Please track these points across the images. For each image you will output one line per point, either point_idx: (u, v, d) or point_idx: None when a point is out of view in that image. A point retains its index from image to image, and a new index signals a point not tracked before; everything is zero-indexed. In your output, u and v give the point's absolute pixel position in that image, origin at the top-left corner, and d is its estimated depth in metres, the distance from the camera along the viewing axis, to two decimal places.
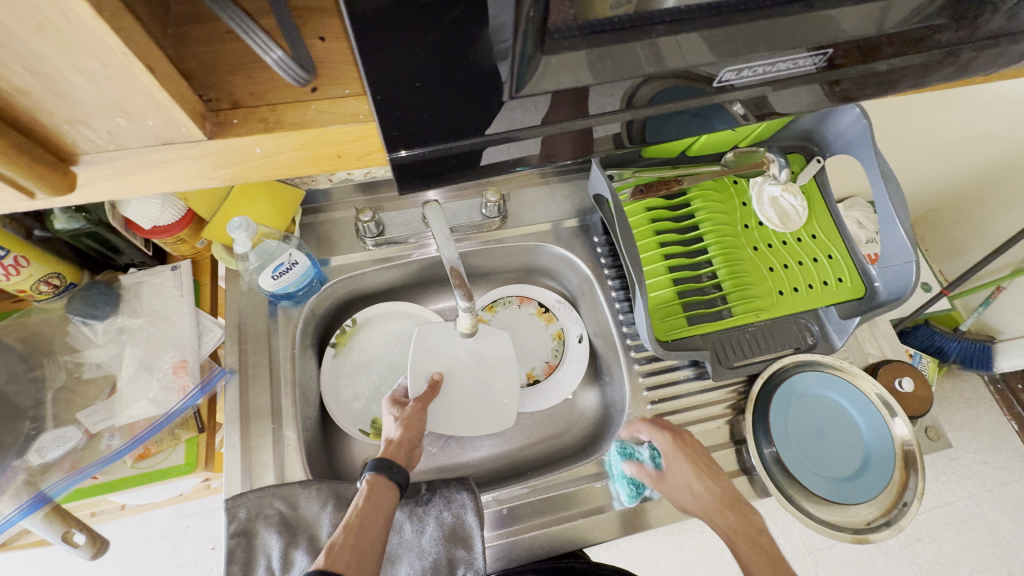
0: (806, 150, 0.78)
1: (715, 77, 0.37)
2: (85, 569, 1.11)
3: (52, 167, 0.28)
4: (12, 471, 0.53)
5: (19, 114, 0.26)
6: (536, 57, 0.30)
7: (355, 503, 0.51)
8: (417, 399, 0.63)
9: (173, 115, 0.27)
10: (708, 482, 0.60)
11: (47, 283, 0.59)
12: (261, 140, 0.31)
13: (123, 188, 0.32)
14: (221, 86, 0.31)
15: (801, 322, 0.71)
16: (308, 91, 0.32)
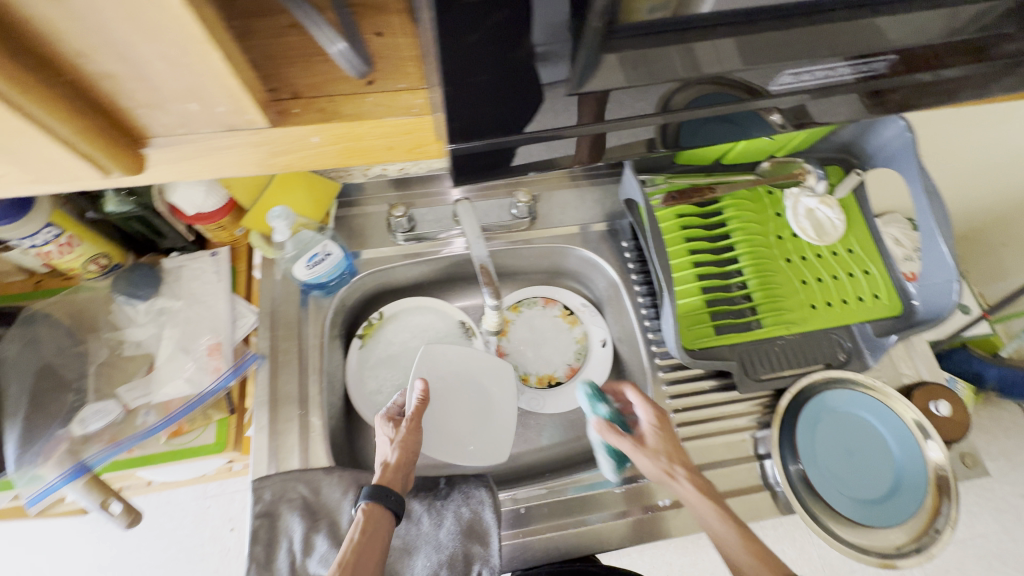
0: (845, 162, 0.76)
1: (773, 80, 0.38)
2: (110, 541, 1.15)
3: (126, 148, 0.30)
4: (56, 440, 0.56)
5: (102, 98, 0.27)
6: (598, 56, 0.31)
7: (350, 536, 0.50)
8: (415, 418, 0.60)
9: (241, 102, 0.29)
10: (676, 450, 0.58)
11: (95, 263, 0.63)
12: (319, 129, 0.32)
13: (186, 172, 0.33)
14: (281, 77, 0.33)
15: (833, 338, 0.69)
16: (365, 83, 0.34)
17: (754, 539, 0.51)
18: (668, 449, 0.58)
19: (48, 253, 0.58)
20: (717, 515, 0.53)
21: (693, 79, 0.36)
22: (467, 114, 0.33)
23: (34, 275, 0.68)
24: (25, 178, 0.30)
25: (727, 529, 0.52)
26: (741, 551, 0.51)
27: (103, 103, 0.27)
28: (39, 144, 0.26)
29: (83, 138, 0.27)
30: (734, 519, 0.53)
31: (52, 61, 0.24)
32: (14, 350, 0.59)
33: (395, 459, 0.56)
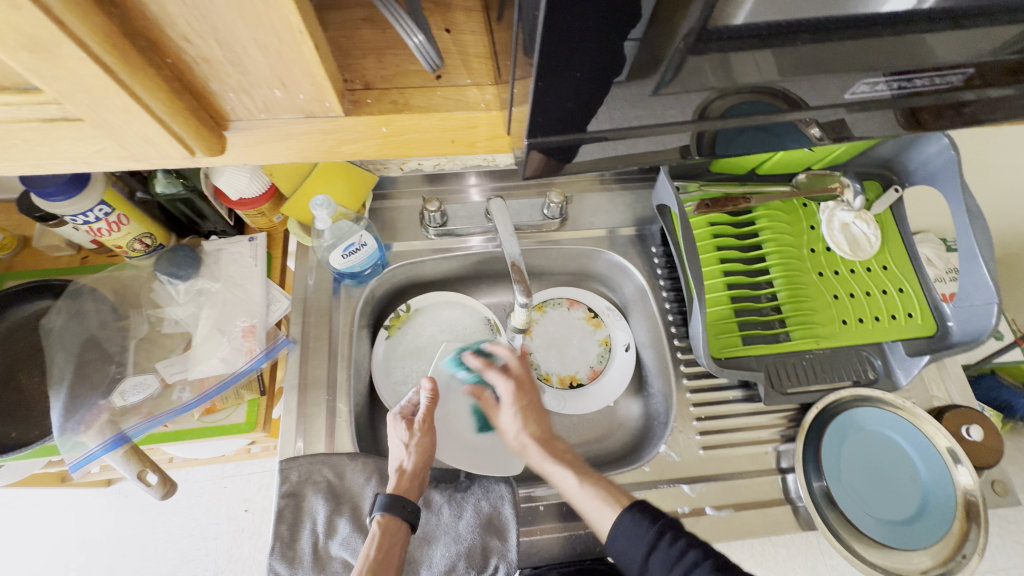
0: (884, 178, 0.75)
1: (850, 88, 0.36)
2: (130, 513, 1.19)
3: (210, 130, 0.31)
4: (98, 410, 0.59)
5: (195, 82, 0.28)
6: (682, 58, 0.30)
7: (365, 552, 0.52)
8: (429, 421, 0.61)
9: (322, 90, 0.30)
10: (530, 417, 0.63)
11: (141, 242, 0.65)
12: (390, 121, 0.33)
13: (257, 157, 0.35)
14: (354, 69, 0.34)
15: (863, 355, 0.68)
16: (434, 78, 0.35)
17: (591, 488, 0.56)
18: (523, 419, 0.63)
19: (98, 231, 0.60)
20: (559, 470, 0.59)
21: (745, 88, 0.34)
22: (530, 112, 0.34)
23: (81, 250, 0.71)
24: (113, 155, 0.31)
25: (569, 482, 0.58)
26: (591, 499, 0.55)
27: (195, 86, 0.28)
28: (135, 121, 0.27)
29: (175, 118, 0.28)
30: (576, 471, 0.58)
31: (157, 43, 0.25)
32: (60, 321, 0.62)
33: (412, 467, 0.58)
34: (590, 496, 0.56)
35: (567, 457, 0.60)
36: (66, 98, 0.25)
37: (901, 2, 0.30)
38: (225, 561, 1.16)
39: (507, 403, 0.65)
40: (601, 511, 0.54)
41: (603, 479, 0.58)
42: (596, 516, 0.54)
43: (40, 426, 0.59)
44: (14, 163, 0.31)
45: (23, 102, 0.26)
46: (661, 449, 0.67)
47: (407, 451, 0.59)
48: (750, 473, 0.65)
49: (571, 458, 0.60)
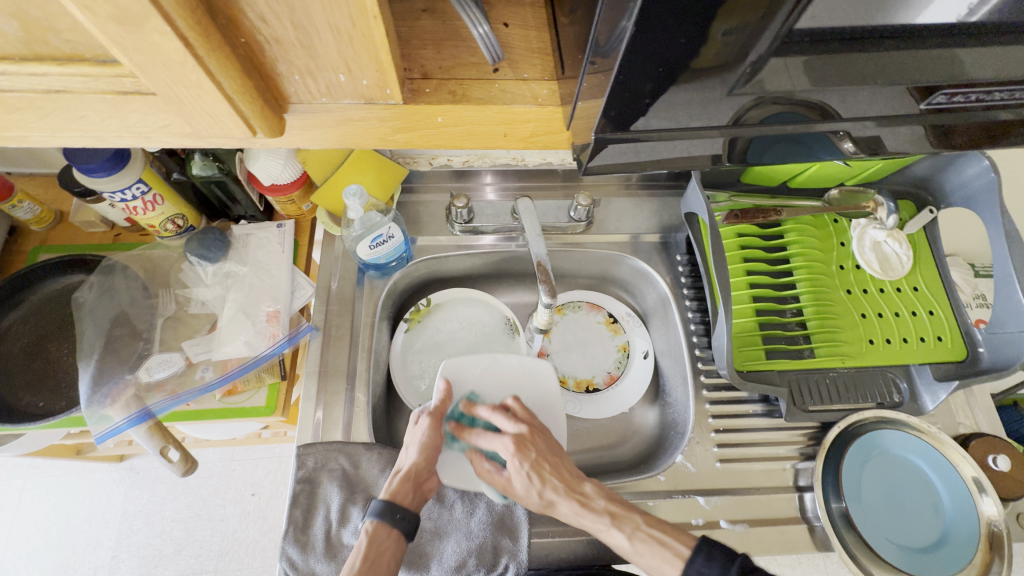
0: (919, 197, 0.74)
1: (925, 99, 0.34)
2: (140, 490, 1.20)
3: (272, 112, 0.31)
4: (125, 385, 0.60)
5: (265, 65, 0.29)
6: (748, 54, 0.29)
7: (351, 563, 0.49)
8: (434, 417, 0.59)
9: (386, 77, 0.30)
10: (546, 472, 0.56)
11: (173, 222, 0.66)
12: (447, 111, 0.33)
13: (309, 141, 0.35)
14: (415, 60, 0.34)
15: (888, 377, 0.67)
16: (492, 71, 0.35)
17: (645, 544, 0.52)
18: (537, 474, 0.55)
19: (134, 208, 0.61)
20: (600, 525, 0.53)
21: (800, 99, 0.33)
22: (585, 110, 0.33)
23: (114, 227, 0.72)
24: (175, 132, 0.31)
25: (619, 539, 0.53)
26: (650, 557, 0.52)
27: (264, 68, 0.29)
28: (205, 99, 0.28)
29: (244, 99, 0.28)
30: (622, 527, 0.53)
31: (235, 23, 0.25)
32: (91, 297, 0.64)
33: (406, 468, 0.56)
34: (646, 554, 0.52)
35: (603, 507, 0.54)
36: (144, 72, 0.26)
37: (936, 15, 0.29)
38: (230, 542, 1.17)
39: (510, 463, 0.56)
40: (661, 568, 0.51)
41: (654, 522, 0.54)
42: (660, 573, 0.51)
43: (67, 398, 0.60)
44: (77, 137, 0.31)
45: (100, 74, 0.26)
46: (677, 459, 0.66)
47: (407, 450, 0.57)
48: (767, 489, 0.65)
49: (610, 510, 0.54)
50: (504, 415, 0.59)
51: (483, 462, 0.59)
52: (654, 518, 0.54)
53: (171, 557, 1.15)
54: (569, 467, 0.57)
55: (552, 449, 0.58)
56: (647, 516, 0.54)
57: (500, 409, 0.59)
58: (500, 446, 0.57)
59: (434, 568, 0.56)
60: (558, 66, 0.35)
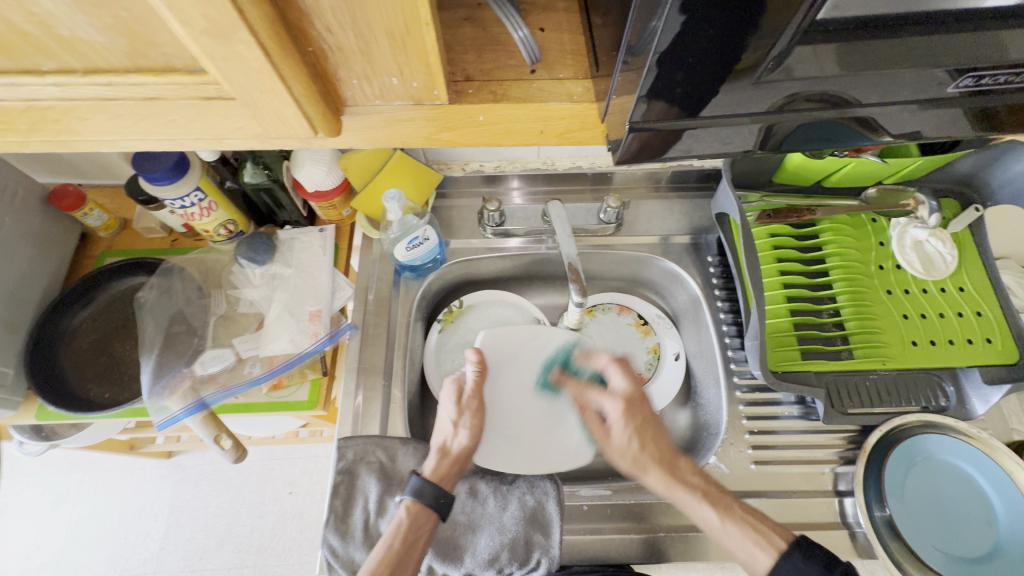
0: (963, 195, 0.71)
1: (954, 83, 0.33)
2: (187, 485, 1.27)
3: (331, 113, 0.34)
4: (182, 378, 0.64)
5: (326, 70, 0.31)
6: (783, 47, 0.29)
7: (389, 541, 0.54)
8: (477, 399, 0.65)
9: (433, 78, 0.32)
10: (647, 438, 0.62)
11: (225, 227, 0.70)
12: (488, 109, 0.35)
13: (360, 141, 0.37)
14: (459, 65, 0.37)
15: (934, 380, 0.64)
16: (530, 72, 0.37)
17: (737, 527, 0.54)
18: (641, 438, 0.62)
19: (191, 215, 0.66)
20: (692, 500, 0.57)
21: (833, 91, 0.34)
22: (619, 105, 0.35)
23: (172, 233, 0.78)
24: (246, 133, 0.34)
25: (709, 515, 0.56)
26: (741, 539, 0.53)
27: (326, 74, 0.31)
28: (277, 102, 0.30)
29: (309, 102, 0.31)
30: (714, 505, 0.56)
31: (305, 33, 0.28)
32: (152, 296, 0.69)
33: (455, 450, 0.61)
34: (737, 536, 0.54)
35: (696, 483, 0.58)
36: (227, 79, 0.29)
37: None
38: (268, 539, 1.22)
39: (615, 420, 0.64)
40: (752, 552, 0.52)
41: (747, 512, 0.55)
42: (749, 558, 0.53)
43: (131, 389, 0.65)
44: (159, 140, 0.35)
45: (189, 82, 0.29)
46: (711, 460, 0.66)
47: (455, 433, 0.63)
48: (805, 493, 0.63)
49: (703, 488, 0.58)
50: (617, 373, 0.66)
51: (591, 411, 0.67)
52: (749, 507, 0.56)
53: (213, 551, 1.20)
54: (665, 440, 0.62)
55: (654, 419, 0.64)
56: (742, 504, 0.56)
57: (617, 364, 0.66)
58: (610, 404, 0.65)
59: (468, 560, 0.58)
60: (593, 65, 0.37)
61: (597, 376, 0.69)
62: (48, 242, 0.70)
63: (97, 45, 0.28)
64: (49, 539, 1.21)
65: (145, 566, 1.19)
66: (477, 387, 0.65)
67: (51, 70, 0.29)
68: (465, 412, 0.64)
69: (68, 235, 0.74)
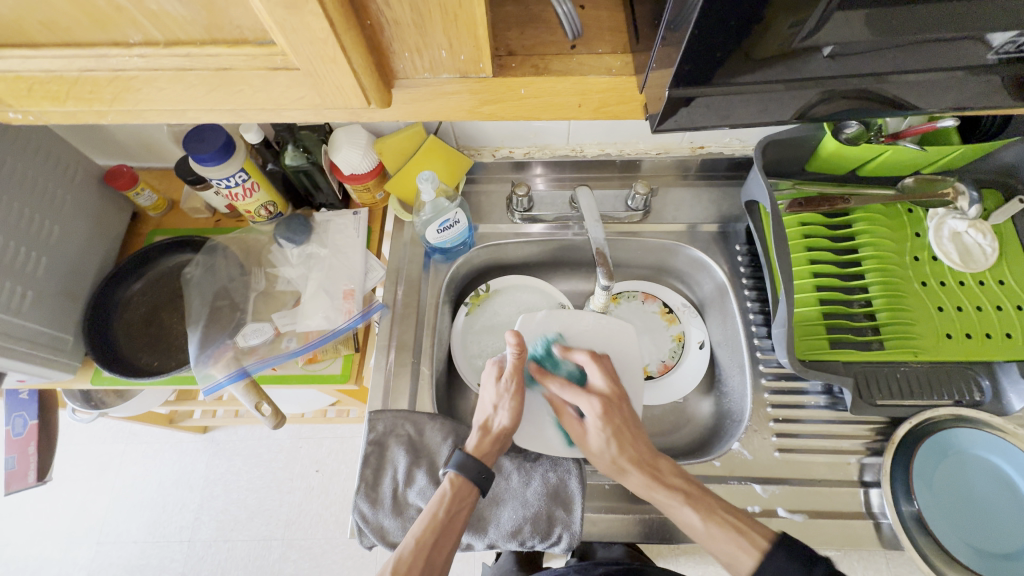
0: (1006, 186, 0.69)
1: (992, 48, 0.32)
2: (221, 459, 1.33)
3: (382, 85, 0.36)
4: (225, 348, 0.68)
5: (380, 42, 0.33)
6: (827, 15, 0.30)
7: (434, 509, 0.56)
8: (515, 381, 0.64)
9: (479, 51, 0.33)
10: (624, 438, 0.61)
11: (265, 208, 0.74)
12: (530, 82, 0.36)
13: (406, 115, 0.39)
14: (502, 40, 0.38)
15: (968, 374, 0.63)
16: (570, 47, 0.38)
17: (720, 530, 0.55)
18: (618, 440, 0.61)
19: (235, 195, 0.69)
20: (673, 501, 0.57)
21: (871, 67, 0.34)
22: (656, 79, 0.35)
23: (215, 214, 0.82)
24: (303, 104, 0.36)
25: (691, 517, 0.56)
26: (724, 542, 0.54)
27: (380, 48, 0.33)
28: (336, 73, 0.32)
29: (365, 73, 0.33)
30: (696, 507, 0.56)
31: (365, 7, 0.30)
32: (198, 273, 0.73)
33: (496, 429, 0.62)
34: (720, 538, 0.55)
35: (678, 486, 0.58)
36: (294, 51, 0.31)
37: None
38: (295, 514, 1.27)
39: (592, 420, 0.62)
40: (734, 554, 0.53)
41: (728, 511, 0.56)
42: (730, 558, 0.54)
43: (177, 359, 0.69)
44: (225, 112, 0.37)
45: (259, 54, 0.32)
46: (734, 446, 0.66)
47: (496, 412, 0.63)
48: (829, 482, 0.63)
49: (684, 490, 0.58)
50: (596, 372, 0.66)
51: (567, 409, 0.66)
52: (728, 506, 0.57)
53: (244, 523, 1.26)
54: (644, 443, 0.62)
55: (632, 421, 0.64)
56: (724, 506, 0.57)
57: (594, 362, 0.66)
58: (586, 403, 0.63)
59: (491, 531, 0.60)
60: (631, 40, 0.38)
61: (576, 373, 0.69)
62: (104, 219, 0.75)
63: (177, 18, 0.30)
64: (93, 504, 1.28)
65: (180, 533, 1.25)
66: (517, 368, 0.64)
67: (137, 43, 0.32)
68: (505, 394, 0.64)
69: (122, 213, 0.78)
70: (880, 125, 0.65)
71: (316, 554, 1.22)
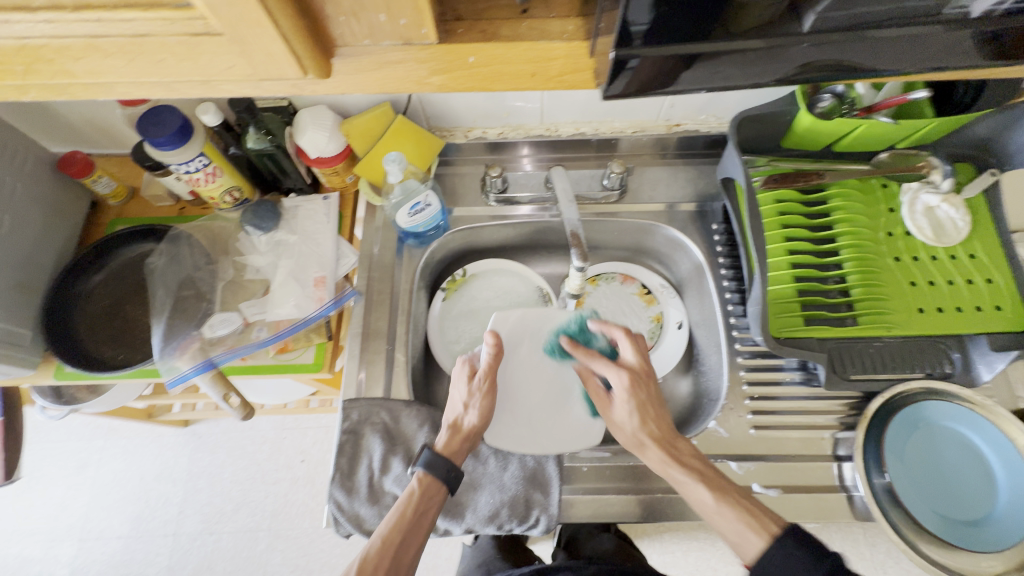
0: (979, 160, 0.69)
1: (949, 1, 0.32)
2: (204, 453, 1.31)
3: (321, 53, 0.34)
4: (191, 339, 0.66)
5: (313, 4, 0.31)
6: None
7: (401, 508, 0.56)
8: (489, 381, 0.62)
9: (420, 15, 0.32)
10: (649, 416, 0.59)
11: (230, 194, 0.71)
12: (478, 50, 0.35)
13: (354, 87, 0.37)
14: (449, 5, 0.36)
15: (940, 348, 0.63)
16: (520, 13, 0.37)
17: (731, 510, 0.53)
18: (641, 416, 0.59)
19: (197, 180, 0.66)
20: (687, 480, 0.56)
21: (830, 25, 0.33)
22: (606, 43, 0.34)
23: (179, 201, 0.79)
24: (237, 74, 0.34)
25: (704, 496, 0.55)
26: (734, 521, 0.53)
27: (313, 11, 0.32)
28: (265, 38, 0.30)
29: (297, 39, 0.31)
30: (710, 487, 0.55)
31: None
32: (161, 262, 0.71)
33: (467, 428, 0.60)
34: (729, 517, 0.53)
35: (695, 467, 0.57)
36: (214, 13, 0.29)
37: None
38: (282, 504, 1.26)
39: (620, 393, 0.61)
40: (742, 534, 0.52)
41: (741, 496, 0.55)
42: (739, 540, 0.52)
43: (143, 351, 0.67)
44: (154, 85, 0.35)
45: (177, 17, 0.29)
46: (710, 424, 0.66)
47: (466, 411, 0.61)
48: (802, 458, 0.64)
49: (700, 470, 0.56)
50: (626, 346, 0.63)
51: (594, 381, 0.65)
52: (744, 492, 0.55)
53: (230, 515, 1.25)
54: (668, 420, 0.60)
55: (659, 398, 0.62)
56: (737, 489, 0.55)
57: (627, 338, 0.63)
58: (614, 375, 0.61)
59: (469, 516, 0.59)
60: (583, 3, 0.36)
61: (605, 347, 0.66)
62: (62, 208, 0.72)
63: None
64: (74, 502, 1.26)
65: (165, 528, 1.24)
66: (490, 370, 0.61)
67: (43, 7, 0.29)
68: (476, 393, 0.62)
69: (80, 202, 0.75)
70: (854, 98, 0.64)
71: (304, 543, 1.22)
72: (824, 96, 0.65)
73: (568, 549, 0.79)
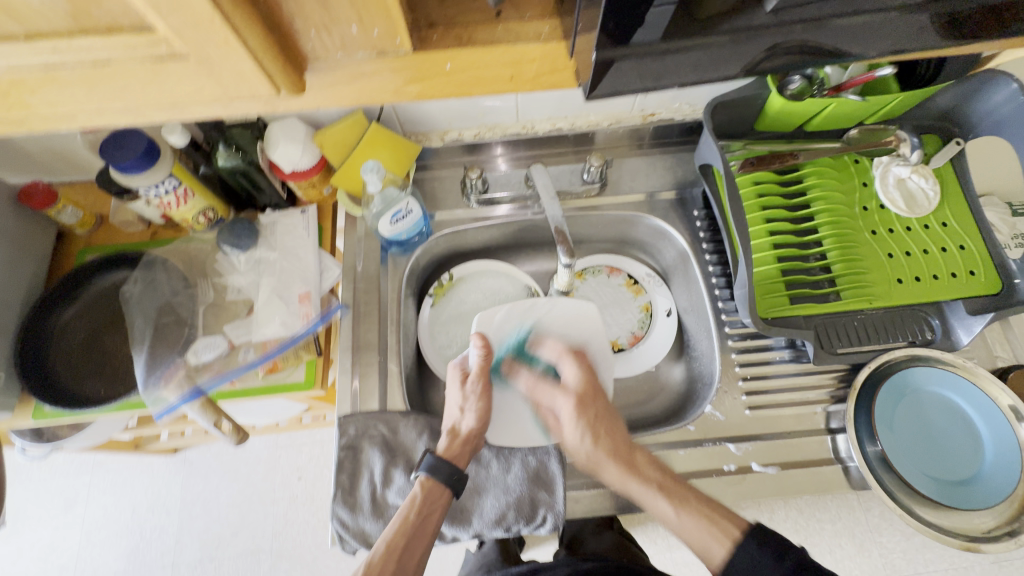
0: (944, 130, 0.71)
1: None
2: (197, 479, 1.28)
3: (293, 69, 0.33)
4: (176, 367, 0.64)
5: (281, 19, 0.30)
6: None
7: (405, 513, 0.56)
8: (481, 381, 0.64)
9: (392, 24, 0.32)
10: (599, 431, 0.60)
11: (204, 215, 0.69)
12: (454, 56, 0.35)
13: (328, 101, 0.36)
14: (420, 11, 0.36)
15: (920, 315, 0.65)
16: (494, 16, 0.36)
17: (691, 517, 0.54)
18: (595, 432, 0.61)
19: (167, 203, 0.65)
20: (647, 492, 0.56)
21: (800, 12, 0.33)
22: (582, 42, 0.34)
23: (151, 226, 0.77)
24: (206, 96, 0.33)
25: (664, 507, 0.55)
26: (698, 531, 0.53)
27: (282, 27, 0.31)
28: (232, 58, 0.29)
29: (267, 56, 0.30)
30: (670, 497, 0.56)
31: None
32: (137, 290, 0.68)
33: (465, 431, 0.61)
34: (692, 527, 0.53)
35: (653, 477, 0.57)
36: (178, 35, 0.28)
37: None
38: (282, 524, 1.24)
39: (565, 417, 0.62)
40: (707, 542, 0.52)
41: (700, 502, 0.55)
42: (706, 548, 0.53)
43: (125, 384, 0.64)
44: (118, 112, 0.33)
45: (139, 42, 0.28)
46: (706, 409, 0.67)
47: (463, 415, 0.62)
48: (796, 434, 0.65)
49: (658, 481, 0.57)
50: (570, 366, 0.65)
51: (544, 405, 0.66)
52: (704, 496, 0.56)
53: (229, 539, 1.22)
54: (620, 433, 0.61)
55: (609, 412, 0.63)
56: (697, 494, 0.56)
57: (571, 357, 0.65)
58: (561, 399, 0.64)
59: (476, 521, 0.59)
60: (557, 2, 0.36)
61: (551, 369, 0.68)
62: (27, 243, 0.69)
63: (38, 7, 0.27)
64: (64, 542, 1.22)
65: (162, 559, 1.21)
66: (482, 370, 0.63)
67: None
68: (471, 396, 0.63)
69: (45, 234, 0.72)
70: (823, 78, 0.65)
71: (308, 561, 1.20)
72: (792, 79, 0.66)
73: (567, 547, 0.80)
